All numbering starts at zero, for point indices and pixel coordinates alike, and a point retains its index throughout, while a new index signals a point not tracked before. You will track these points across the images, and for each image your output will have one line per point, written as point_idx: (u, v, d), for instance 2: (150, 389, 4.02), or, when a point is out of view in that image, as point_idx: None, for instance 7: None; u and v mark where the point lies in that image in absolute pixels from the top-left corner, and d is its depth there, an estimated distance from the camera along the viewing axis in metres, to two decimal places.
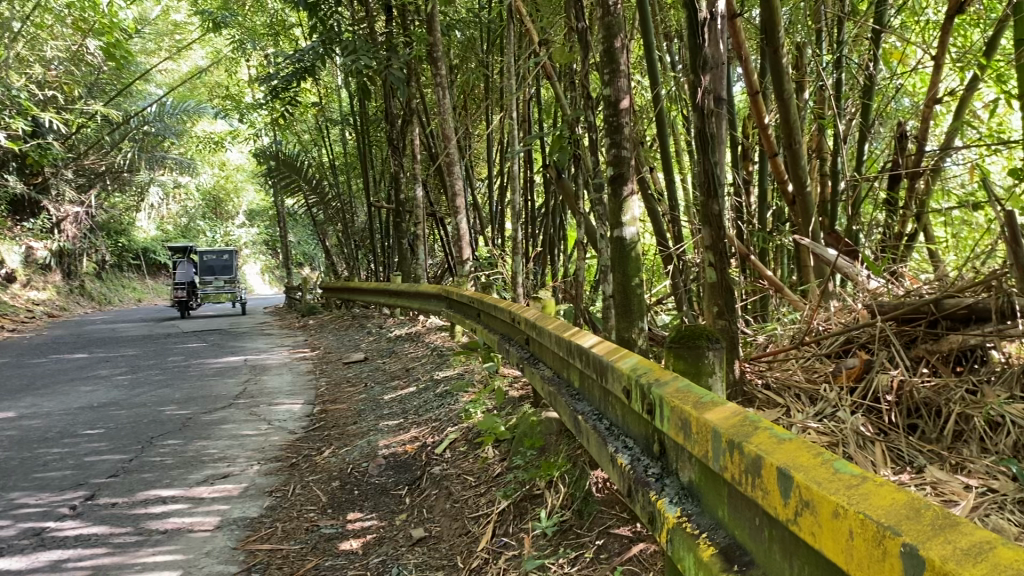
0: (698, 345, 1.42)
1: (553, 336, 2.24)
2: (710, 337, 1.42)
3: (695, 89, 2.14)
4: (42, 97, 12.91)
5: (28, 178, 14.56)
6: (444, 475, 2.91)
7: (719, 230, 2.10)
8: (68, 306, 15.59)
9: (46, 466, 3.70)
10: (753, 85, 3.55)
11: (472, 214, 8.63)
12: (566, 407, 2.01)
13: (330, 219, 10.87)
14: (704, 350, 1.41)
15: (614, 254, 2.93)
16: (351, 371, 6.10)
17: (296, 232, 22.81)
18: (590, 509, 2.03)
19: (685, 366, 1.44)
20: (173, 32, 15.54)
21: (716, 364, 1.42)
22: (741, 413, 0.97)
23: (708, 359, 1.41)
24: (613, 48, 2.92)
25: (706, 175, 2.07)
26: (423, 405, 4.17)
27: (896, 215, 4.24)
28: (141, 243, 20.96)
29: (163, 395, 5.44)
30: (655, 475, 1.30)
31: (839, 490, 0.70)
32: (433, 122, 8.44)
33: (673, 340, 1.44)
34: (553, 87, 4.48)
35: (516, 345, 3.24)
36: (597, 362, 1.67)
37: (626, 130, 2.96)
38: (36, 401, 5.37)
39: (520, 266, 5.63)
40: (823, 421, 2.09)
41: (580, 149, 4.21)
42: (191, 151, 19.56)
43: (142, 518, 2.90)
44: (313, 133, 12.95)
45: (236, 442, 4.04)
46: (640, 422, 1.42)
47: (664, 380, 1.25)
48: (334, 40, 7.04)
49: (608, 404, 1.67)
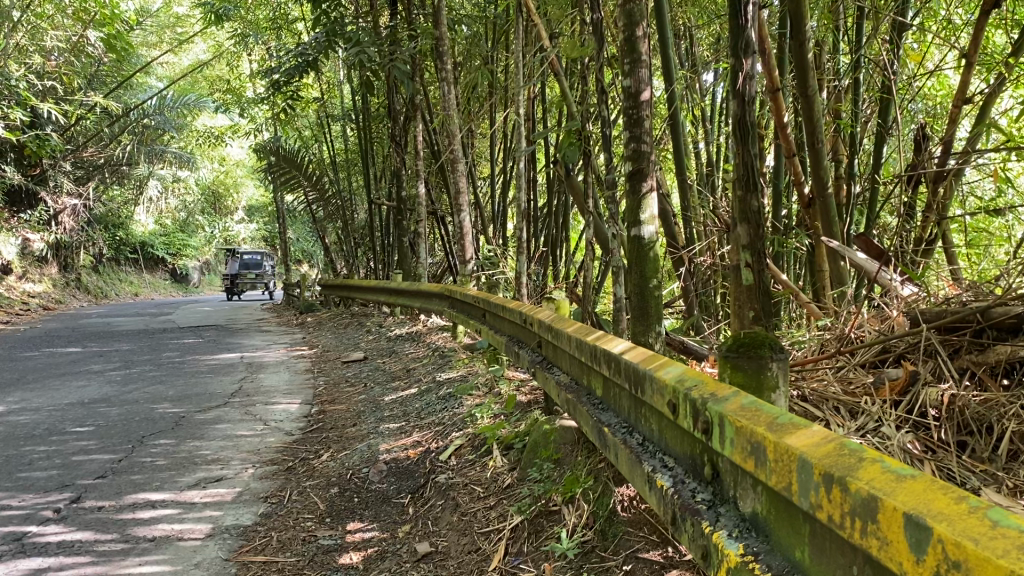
0: (761, 356, 1.28)
1: (572, 339, 2.08)
2: (773, 346, 1.29)
3: (732, 74, 2.01)
4: (42, 88, 12.79)
5: (26, 170, 14.24)
6: (450, 484, 2.75)
7: (757, 227, 1.96)
8: (64, 300, 15.51)
9: (31, 465, 3.54)
10: (774, 80, 3.35)
11: (474, 212, 8.48)
12: (588, 416, 1.86)
13: (330, 215, 10.70)
14: (768, 361, 1.28)
15: (631, 253, 2.75)
16: (351, 371, 5.94)
17: (296, 229, 22.61)
18: (614, 529, 1.87)
19: (742, 379, 1.31)
20: (174, 25, 15.42)
21: (778, 378, 1.30)
22: (834, 441, 0.84)
23: (771, 372, 1.28)
24: (635, 36, 2.74)
25: (745, 166, 1.95)
26: (425, 408, 4.00)
27: (916, 220, 4.06)
28: (139, 237, 20.77)
29: (156, 392, 5.28)
30: (706, 502, 1.15)
31: (1008, 553, 0.57)
32: (436, 118, 8.27)
33: (730, 349, 1.31)
34: (561, 82, 4.30)
35: (526, 348, 3.07)
36: (630, 369, 1.52)
37: (646, 124, 2.78)
38: (25, 396, 5.21)
39: (523, 266, 5.47)
40: (867, 436, 1.92)
41: (589, 146, 4.03)
42: (191, 145, 19.39)
43: (129, 524, 2.74)
44: (313, 130, 12.79)
45: (230, 443, 3.87)
46: (684, 440, 1.27)
47: (722, 395, 1.12)
48: (338, 32, 6.89)
49: (640, 415, 1.52)
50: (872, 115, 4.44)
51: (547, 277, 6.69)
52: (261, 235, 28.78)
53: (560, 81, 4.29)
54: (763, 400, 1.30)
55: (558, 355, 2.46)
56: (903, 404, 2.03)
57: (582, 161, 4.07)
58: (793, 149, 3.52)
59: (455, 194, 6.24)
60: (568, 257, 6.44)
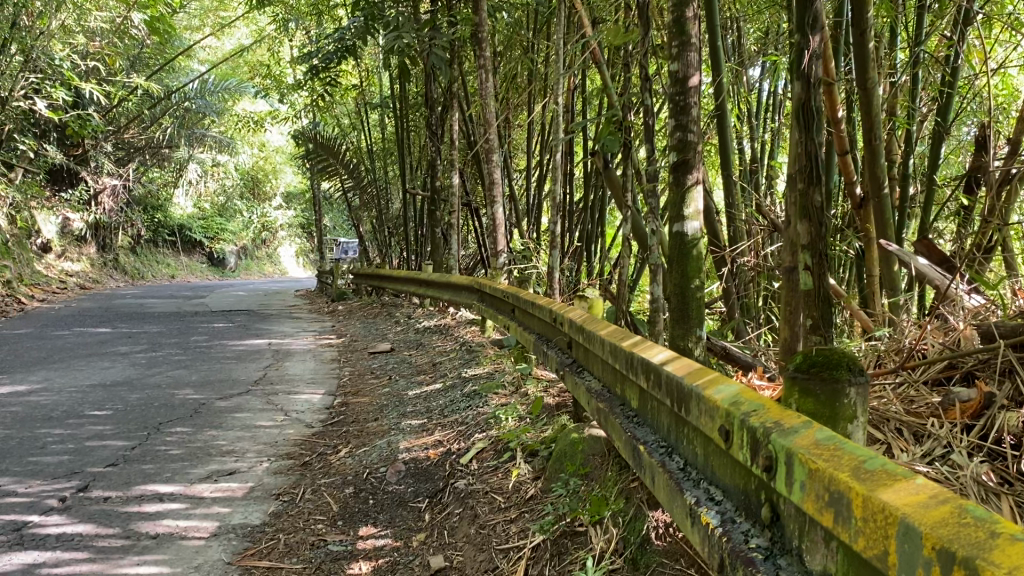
0: (835, 380, 1.10)
1: (606, 342, 1.90)
2: (851, 368, 1.12)
3: (798, 53, 1.80)
4: (85, 69, 12.82)
5: (68, 149, 14.28)
6: (470, 490, 2.58)
7: (819, 225, 1.75)
8: (102, 279, 15.61)
9: (43, 449, 3.43)
10: (831, 72, 3.09)
11: (509, 205, 8.27)
12: (621, 431, 1.66)
13: (365, 203, 10.56)
14: (844, 386, 1.10)
15: (673, 251, 2.55)
16: (377, 362, 5.79)
17: (332, 216, 22.53)
18: (646, 560, 1.69)
19: (814, 405, 1.13)
20: (216, 9, 15.37)
21: (856, 407, 1.12)
22: (947, 504, 0.68)
23: (848, 399, 1.11)
24: (683, 17, 2.53)
25: (807, 158, 1.76)
26: (448, 405, 3.84)
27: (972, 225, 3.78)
28: (177, 220, 20.86)
29: (179, 376, 5.19)
30: (762, 550, 0.97)
31: None
32: (473, 106, 8.07)
33: (798, 368, 1.14)
34: (603, 71, 4.08)
35: (556, 348, 2.88)
36: (672, 383, 1.33)
37: (693, 111, 2.57)
38: (48, 376, 5.15)
39: (557, 260, 5.26)
40: (934, 465, 1.71)
41: (630, 138, 3.82)
42: (230, 130, 19.39)
43: (133, 518, 2.61)
44: (352, 117, 12.66)
45: (247, 434, 3.74)
46: (735, 472, 1.09)
47: (791, 425, 0.93)
48: (376, 17, 6.71)
49: (682, 436, 1.34)
50: (930, 114, 4.16)
51: (581, 273, 6.48)
52: (299, 222, 28.72)
53: (601, 71, 4.07)
54: (836, 430, 1.13)
55: (590, 359, 2.27)
56: (975, 430, 1.79)
57: (622, 153, 3.86)
58: (846, 145, 3.27)
59: (490, 185, 6.04)
60: (603, 252, 6.24)
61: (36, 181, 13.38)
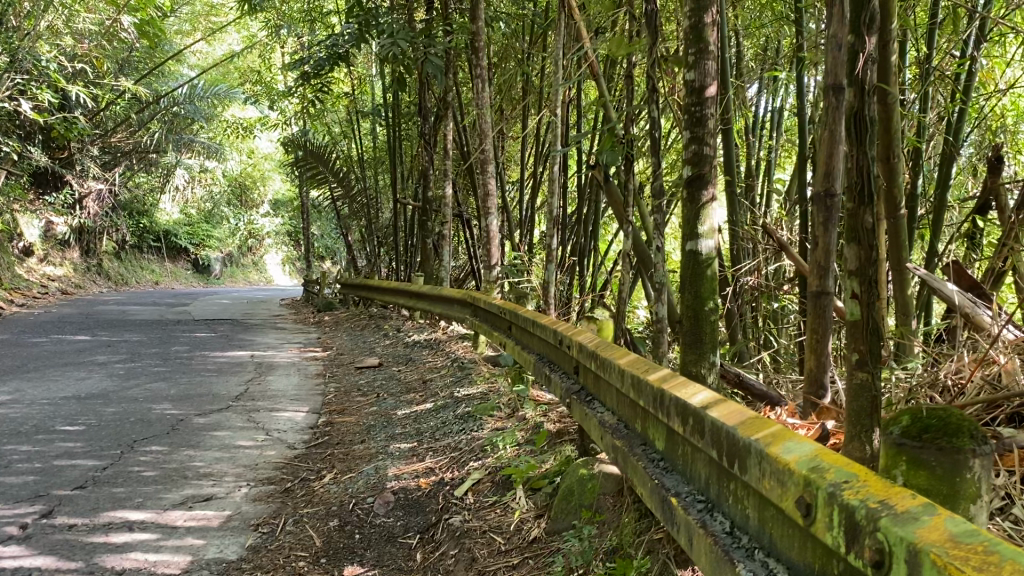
0: (956, 451, 1.10)
1: (624, 372, 1.72)
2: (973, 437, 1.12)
3: (851, 62, 1.66)
4: (72, 72, 12.57)
5: (53, 152, 14.04)
6: (466, 528, 2.38)
7: (870, 247, 1.60)
8: (84, 284, 15.35)
9: (8, 469, 3.21)
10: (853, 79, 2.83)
11: (502, 217, 8.09)
12: (643, 478, 1.49)
13: (354, 213, 10.34)
14: (968, 459, 1.10)
15: (686, 268, 2.36)
16: (364, 378, 5.57)
17: (321, 225, 22.18)
18: None
19: (925, 480, 1.12)
20: (207, 14, 15.19)
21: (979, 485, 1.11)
22: None
23: (970, 474, 1.10)
24: (702, 23, 2.33)
25: (859, 172, 1.59)
26: (440, 428, 3.63)
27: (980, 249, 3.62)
28: (163, 226, 20.57)
29: (158, 390, 4.96)
30: None
31: None
32: (467, 116, 7.88)
33: (911, 435, 1.13)
34: (601, 82, 3.90)
35: (559, 373, 2.69)
36: (715, 432, 1.17)
37: (710, 123, 2.37)
38: (20, 386, 4.91)
39: (551, 275, 5.08)
40: (995, 520, 1.55)
41: (631, 151, 3.61)
42: (218, 136, 19.15)
43: (98, 550, 2.39)
44: (343, 125, 12.47)
45: (226, 455, 3.52)
46: (810, 549, 0.93)
47: (909, 514, 0.78)
48: (370, 24, 6.49)
49: (725, 491, 1.17)
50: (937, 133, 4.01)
51: (574, 287, 6.27)
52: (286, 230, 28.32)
53: (600, 83, 3.87)
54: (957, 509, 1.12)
55: (601, 388, 2.10)
56: None
57: (625, 168, 3.67)
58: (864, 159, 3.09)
59: (485, 196, 5.86)
60: (598, 266, 6.04)
61: (21, 184, 13.09)
